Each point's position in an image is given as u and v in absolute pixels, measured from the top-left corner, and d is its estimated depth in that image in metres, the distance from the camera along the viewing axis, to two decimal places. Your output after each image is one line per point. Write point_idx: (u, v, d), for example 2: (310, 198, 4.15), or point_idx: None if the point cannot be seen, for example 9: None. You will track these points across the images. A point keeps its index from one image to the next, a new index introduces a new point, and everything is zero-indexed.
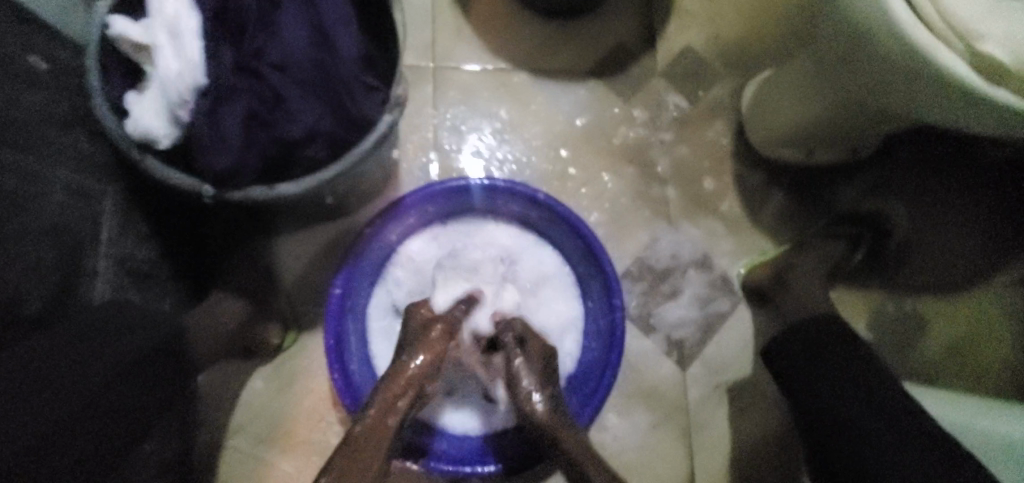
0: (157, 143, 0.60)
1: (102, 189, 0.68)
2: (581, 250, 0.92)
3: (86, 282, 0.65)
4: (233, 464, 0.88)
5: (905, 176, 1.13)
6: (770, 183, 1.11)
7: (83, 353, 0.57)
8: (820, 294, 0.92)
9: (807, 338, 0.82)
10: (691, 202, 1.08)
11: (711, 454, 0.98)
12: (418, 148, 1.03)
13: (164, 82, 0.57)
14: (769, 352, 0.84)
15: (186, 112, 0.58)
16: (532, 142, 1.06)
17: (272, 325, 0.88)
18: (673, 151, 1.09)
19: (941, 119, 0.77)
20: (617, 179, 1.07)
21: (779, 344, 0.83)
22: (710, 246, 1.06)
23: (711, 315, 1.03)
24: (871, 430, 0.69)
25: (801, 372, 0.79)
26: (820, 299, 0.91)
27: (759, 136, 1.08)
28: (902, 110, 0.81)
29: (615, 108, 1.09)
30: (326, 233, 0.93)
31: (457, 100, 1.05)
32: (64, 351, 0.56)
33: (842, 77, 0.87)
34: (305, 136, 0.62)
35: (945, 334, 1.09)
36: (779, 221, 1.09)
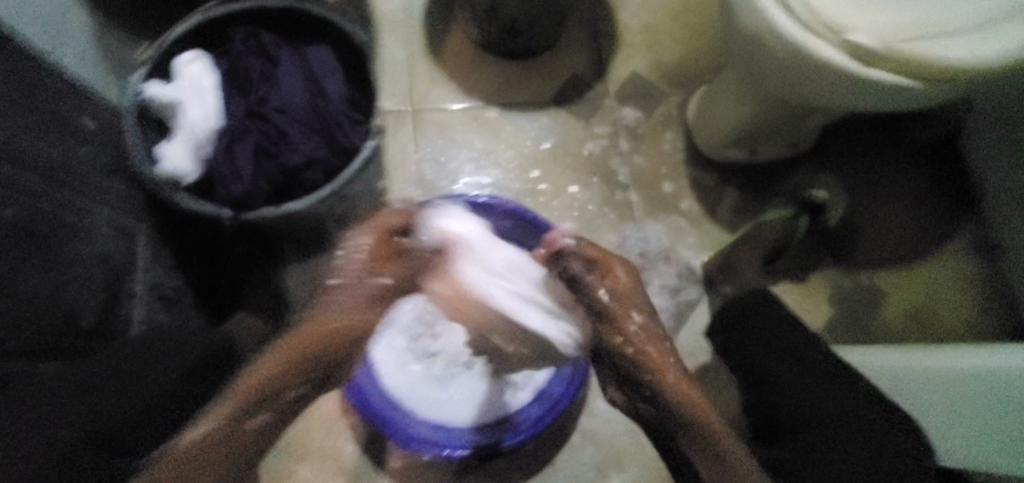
0: (183, 178, 0.73)
1: (137, 227, 0.82)
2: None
3: (126, 304, 0.78)
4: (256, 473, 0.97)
5: (843, 164, 1.26)
6: (723, 181, 1.23)
7: (152, 351, 0.67)
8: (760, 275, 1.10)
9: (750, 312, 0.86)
10: (652, 204, 1.20)
11: None
12: (405, 180, 1.17)
13: (191, 128, 0.73)
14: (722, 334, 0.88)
15: (206, 151, 0.74)
16: (505, 165, 1.20)
17: None
18: (631, 161, 1.23)
19: (837, 103, 0.92)
20: (584, 190, 1.20)
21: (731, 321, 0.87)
22: (674, 241, 1.18)
23: (681, 302, 1.15)
24: (801, 384, 0.73)
25: (751, 343, 0.82)
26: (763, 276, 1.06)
27: (705, 141, 1.22)
28: (807, 99, 0.96)
29: (576, 130, 1.24)
30: (328, 261, 1.04)
31: (436, 135, 1.20)
32: (137, 349, 0.66)
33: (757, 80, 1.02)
34: (303, 163, 0.76)
35: (902, 302, 1.18)
36: (734, 214, 1.21)
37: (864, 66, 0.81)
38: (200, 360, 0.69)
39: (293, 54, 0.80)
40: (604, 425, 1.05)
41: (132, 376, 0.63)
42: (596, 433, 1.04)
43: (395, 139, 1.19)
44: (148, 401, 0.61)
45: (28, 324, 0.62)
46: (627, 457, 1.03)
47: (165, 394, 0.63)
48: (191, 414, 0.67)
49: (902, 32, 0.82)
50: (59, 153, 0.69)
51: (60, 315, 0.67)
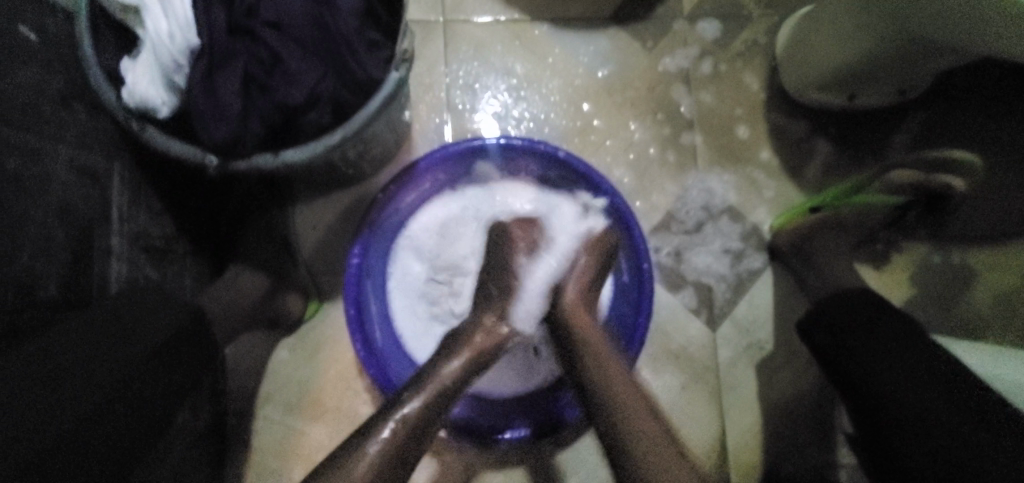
0: (157, 113, 0.57)
1: (107, 165, 0.68)
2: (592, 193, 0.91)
3: (99, 260, 0.66)
4: (266, 430, 0.90)
5: (963, 117, 1.03)
6: (813, 131, 1.03)
7: (115, 335, 0.60)
8: (841, 266, 0.89)
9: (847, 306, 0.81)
10: (720, 153, 1.02)
11: (742, 412, 0.96)
12: (431, 109, 0.98)
13: (156, 44, 0.55)
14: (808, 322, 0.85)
15: (182, 77, 0.56)
16: (550, 97, 1.01)
17: (295, 297, 0.89)
18: (700, 100, 1.03)
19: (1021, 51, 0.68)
20: (643, 131, 1.01)
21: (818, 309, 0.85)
22: (742, 198, 1.01)
23: (743, 272, 0.99)
24: (875, 373, 0.73)
25: (851, 335, 0.78)
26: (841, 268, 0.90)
27: (795, 82, 1.00)
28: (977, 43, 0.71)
29: (638, 55, 1.03)
30: (344, 200, 0.93)
31: (469, 55, 1.00)
32: (93, 334, 0.59)
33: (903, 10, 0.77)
34: (305, 101, 0.58)
35: (998, 286, 1.01)
36: (823, 174, 1.02)
37: None
38: (171, 331, 0.66)
39: None
40: None
41: (82, 378, 0.54)
42: None
43: (421, 57, 0.99)
44: (104, 399, 0.55)
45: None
46: None
47: (112, 386, 0.56)
48: (160, 406, 0.62)
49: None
50: None
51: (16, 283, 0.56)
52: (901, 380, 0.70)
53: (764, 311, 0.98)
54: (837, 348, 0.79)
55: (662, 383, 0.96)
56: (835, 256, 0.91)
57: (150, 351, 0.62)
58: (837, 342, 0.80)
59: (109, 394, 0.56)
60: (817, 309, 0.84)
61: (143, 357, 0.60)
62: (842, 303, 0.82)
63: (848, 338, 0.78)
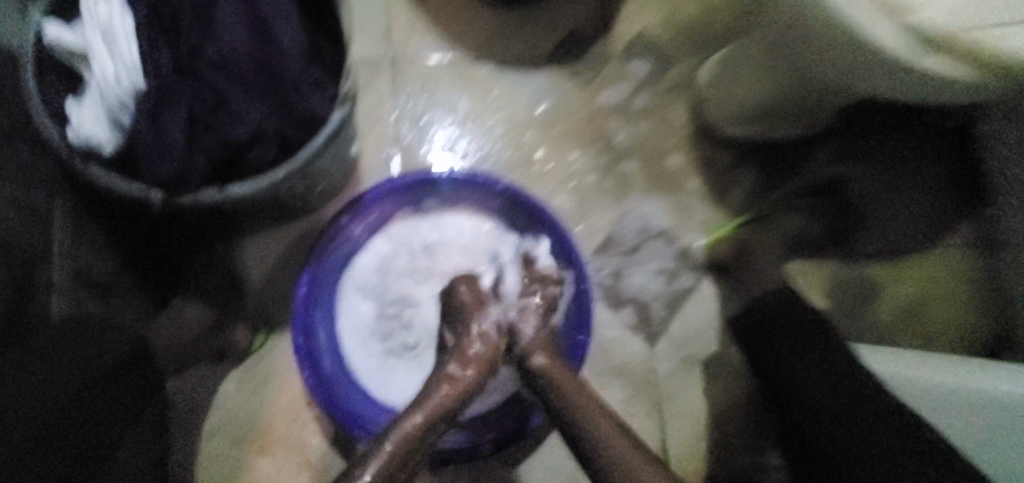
0: (100, 149, 0.60)
1: (49, 205, 0.73)
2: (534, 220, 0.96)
3: (44, 299, 0.71)
4: (215, 462, 0.90)
5: (864, 144, 1.13)
6: (737, 160, 1.13)
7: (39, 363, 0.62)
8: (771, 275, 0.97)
9: (790, 333, 0.84)
10: (653, 179, 1.10)
11: (683, 423, 1.01)
12: (380, 143, 1.02)
13: (102, 89, 0.57)
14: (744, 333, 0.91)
15: (127, 118, 0.59)
16: (495, 130, 1.07)
17: (241, 329, 0.90)
18: (634, 129, 1.11)
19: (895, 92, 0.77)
20: (583, 159, 1.08)
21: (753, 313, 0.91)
22: (675, 220, 1.09)
23: (678, 290, 1.06)
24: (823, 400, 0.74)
25: (790, 357, 0.82)
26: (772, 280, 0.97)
27: (716, 116, 1.10)
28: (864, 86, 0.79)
29: (576, 92, 1.10)
30: (291, 233, 0.94)
31: (417, 91, 1.05)
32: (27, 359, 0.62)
33: (803, 61, 0.86)
34: (249, 139, 0.62)
35: (905, 297, 1.11)
36: (747, 198, 1.11)
37: (921, 53, 0.66)
38: (128, 348, 0.73)
39: None
40: None
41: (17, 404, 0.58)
42: None
43: (369, 93, 1.04)
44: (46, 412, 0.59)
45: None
46: None
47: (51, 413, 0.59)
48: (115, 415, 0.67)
49: (987, 14, 0.66)
50: None
51: None
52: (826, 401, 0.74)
53: (699, 327, 1.05)
54: (784, 374, 0.81)
55: (607, 397, 1.01)
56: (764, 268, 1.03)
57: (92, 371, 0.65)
58: (776, 364, 0.83)
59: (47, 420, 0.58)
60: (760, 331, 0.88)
61: (82, 379, 0.63)
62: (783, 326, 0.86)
63: (789, 360, 0.82)
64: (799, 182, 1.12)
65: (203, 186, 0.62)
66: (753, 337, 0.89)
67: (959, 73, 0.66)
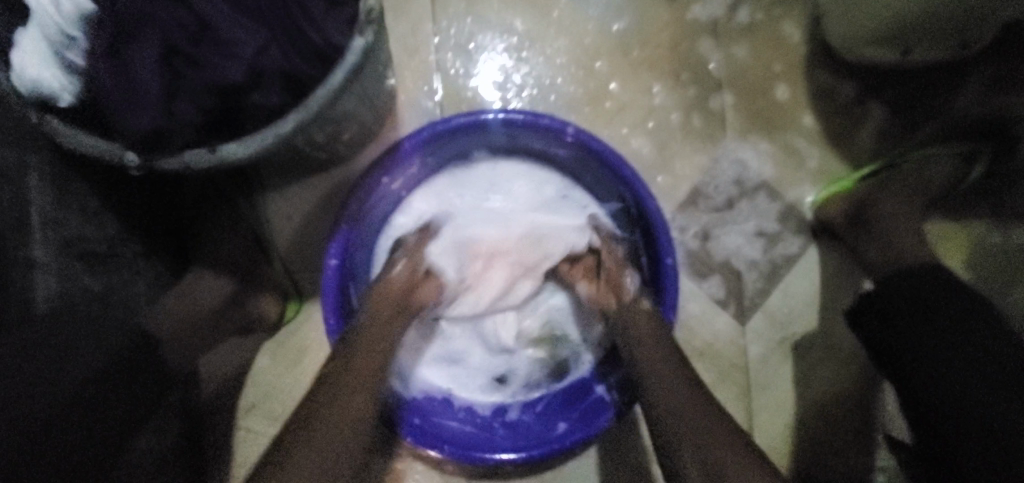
0: (54, 100, 0.46)
1: (21, 159, 0.57)
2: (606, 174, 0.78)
3: (29, 276, 0.56)
4: (247, 446, 0.81)
5: None
6: (866, 92, 0.89)
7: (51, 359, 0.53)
8: (912, 247, 0.77)
9: (911, 295, 0.69)
10: (753, 117, 0.88)
11: (776, 415, 0.86)
12: (418, 77, 0.84)
13: (38, 17, 0.44)
14: (855, 304, 0.73)
15: (79, 55, 0.46)
16: (557, 58, 0.86)
17: (267, 296, 0.78)
18: (731, 53, 0.88)
19: None
20: (667, 93, 0.87)
21: (886, 280, 0.72)
22: (778, 171, 0.88)
23: (778, 257, 0.87)
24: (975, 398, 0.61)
25: (910, 334, 0.67)
26: (911, 248, 0.77)
27: (842, 36, 0.85)
28: None
29: (658, 6, 0.88)
30: (320, 187, 0.81)
31: (461, 10, 0.85)
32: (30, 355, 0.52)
33: None
34: (247, 79, 0.47)
35: None
36: (875, 144, 0.89)
37: None
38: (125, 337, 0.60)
39: None
40: None
41: None
42: None
43: (404, 15, 0.84)
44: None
45: None
46: None
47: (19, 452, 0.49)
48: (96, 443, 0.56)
49: None
50: None
51: None
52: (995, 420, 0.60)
53: (801, 301, 0.87)
54: (911, 353, 0.67)
55: None
56: (902, 222, 0.80)
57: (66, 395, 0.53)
58: (903, 346, 0.67)
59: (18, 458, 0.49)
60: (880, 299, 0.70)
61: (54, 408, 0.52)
62: (918, 290, 0.69)
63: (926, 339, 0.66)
64: (942, 119, 0.89)
65: (186, 146, 0.48)
66: (859, 304, 0.72)
67: None
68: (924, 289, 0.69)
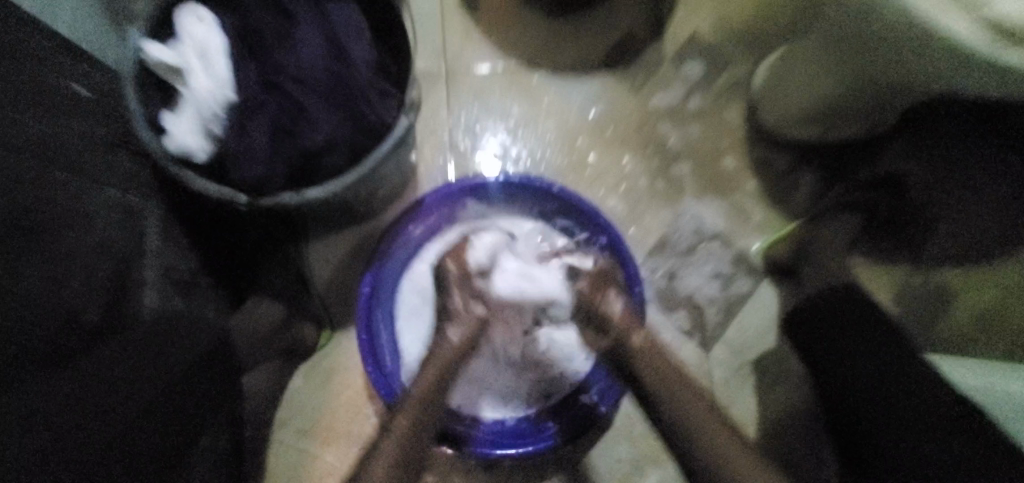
0: (193, 158, 0.64)
1: (143, 205, 0.74)
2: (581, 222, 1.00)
3: (136, 294, 0.69)
4: (281, 455, 0.94)
5: (940, 138, 1.07)
6: (799, 162, 1.09)
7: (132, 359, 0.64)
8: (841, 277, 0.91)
9: (849, 314, 0.84)
10: (706, 181, 1.08)
11: (739, 432, 0.99)
12: (435, 150, 1.06)
13: (198, 100, 0.63)
14: (798, 310, 0.89)
15: (219, 126, 0.64)
16: (547, 136, 1.08)
17: (308, 325, 0.95)
18: (685, 130, 1.10)
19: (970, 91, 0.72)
20: (636, 162, 1.09)
21: (814, 300, 0.88)
22: (729, 224, 1.07)
23: (733, 295, 1.04)
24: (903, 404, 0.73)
25: (851, 347, 0.81)
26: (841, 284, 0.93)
27: (773, 119, 1.07)
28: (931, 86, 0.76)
29: (626, 96, 1.11)
30: (353, 236, 0.99)
31: (470, 100, 1.08)
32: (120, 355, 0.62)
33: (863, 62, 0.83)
34: (326, 143, 0.66)
35: (978, 303, 1.05)
36: (808, 203, 1.08)
37: None
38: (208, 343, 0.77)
39: (313, 10, 0.68)
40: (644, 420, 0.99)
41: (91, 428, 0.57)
42: (634, 426, 0.99)
43: (425, 103, 1.07)
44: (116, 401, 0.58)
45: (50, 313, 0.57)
46: (665, 455, 0.98)
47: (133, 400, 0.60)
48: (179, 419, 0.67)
49: None
50: None
51: (63, 314, 0.57)
52: (908, 416, 0.73)
53: (755, 332, 1.02)
54: (843, 361, 0.81)
55: None
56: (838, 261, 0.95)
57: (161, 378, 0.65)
58: (843, 356, 0.81)
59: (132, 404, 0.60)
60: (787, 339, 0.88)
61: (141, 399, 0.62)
62: (856, 311, 0.84)
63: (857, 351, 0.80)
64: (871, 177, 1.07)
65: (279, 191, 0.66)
66: (806, 319, 0.87)
67: None
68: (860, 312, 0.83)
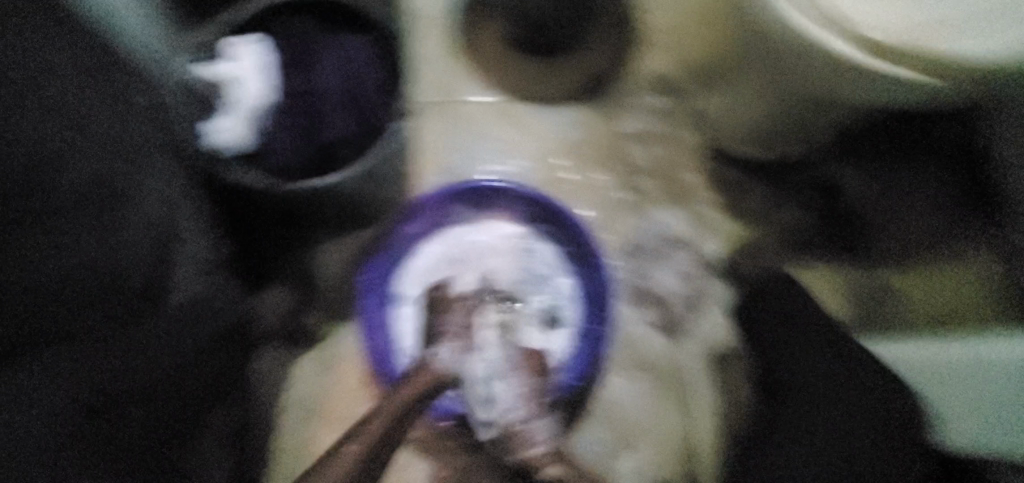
0: (231, 150, 0.86)
1: None
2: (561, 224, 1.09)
3: (173, 271, 0.84)
4: (282, 438, 1.03)
5: (871, 154, 1.23)
6: (751, 175, 1.24)
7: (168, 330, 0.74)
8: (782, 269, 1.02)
9: (775, 295, 0.94)
10: (669, 193, 1.23)
11: (704, 416, 1.08)
12: (430, 168, 1.22)
13: (246, 107, 0.85)
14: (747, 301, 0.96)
15: (255, 128, 0.86)
16: (528, 155, 1.24)
17: (315, 313, 1.06)
18: (649, 150, 1.26)
19: (865, 99, 0.88)
20: (607, 176, 1.23)
21: (756, 287, 0.96)
22: (690, 230, 1.20)
23: (697, 292, 1.15)
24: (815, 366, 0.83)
25: (782, 325, 0.89)
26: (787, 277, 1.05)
27: (725, 138, 1.23)
28: (838, 97, 0.92)
29: (597, 121, 1.27)
30: (357, 238, 1.08)
31: (462, 125, 1.25)
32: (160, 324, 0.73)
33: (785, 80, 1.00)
34: None
35: (920, 299, 1.16)
36: (759, 211, 1.22)
37: (877, 62, 0.79)
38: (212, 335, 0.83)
39: None
40: (617, 405, 1.08)
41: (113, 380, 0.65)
42: (609, 411, 1.08)
43: (422, 128, 1.24)
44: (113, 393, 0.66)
45: (85, 279, 0.67)
46: (637, 438, 1.07)
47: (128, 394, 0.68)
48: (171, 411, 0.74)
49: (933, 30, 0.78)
50: None
51: None
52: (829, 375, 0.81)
53: (719, 326, 1.13)
54: (777, 336, 0.89)
55: (633, 390, 1.09)
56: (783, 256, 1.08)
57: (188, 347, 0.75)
58: (769, 332, 0.91)
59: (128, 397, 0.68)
60: (749, 330, 0.94)
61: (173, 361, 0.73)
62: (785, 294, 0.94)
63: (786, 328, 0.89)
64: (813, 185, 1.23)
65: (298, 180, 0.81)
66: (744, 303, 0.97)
67: (912, 75, 0.79)
68: (790, 292, 0.92)
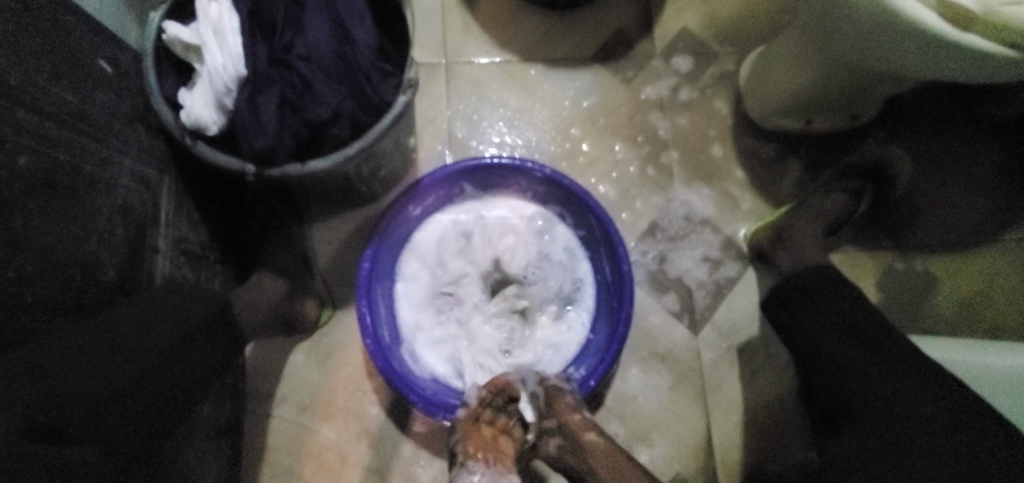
0: (206, 129, 0.70)
1: (160, 177, 0.79)
2: (573, 205, 1.01)
3: (150, 258, 0.76)
4: (281, 429, 0.97)
5: (915, 129, 1.13)
6: (784, 151, 1.14)
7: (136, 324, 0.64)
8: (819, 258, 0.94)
9: (811, 284, 0.84)
10: (694, 170, 1.13)
11: (727, 412, 1.02)
12: (434, 139, 1.11)
13: (212, 74, 0.68)
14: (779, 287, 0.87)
15: (230, 100, 0.69)
16: (541, 125, 1.13)
17: (309, 302, 0.96)
18: (674, 121, 1.14)
19: (934, 73, 0.76)
20: (627, 150, 1.13)
21: (791, 277, 0.87)
22: (716, 211, 1.11)
23: (722, 279, 1.07)
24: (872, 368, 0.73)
25: (817, 318, 0.80)
26: None
27: (759, 109, 1.12)
28: (901, 69, 0.80)
29: (617, 88, 1.15)
30: (355, 216, 1.05)
31: (468, 91, 1.13)
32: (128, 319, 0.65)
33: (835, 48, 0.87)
34: (331, 116, 0.70)
35: (961, 289, 1.08)
36: (792, 192, 1.12)
37: (960, 31, 0.67)
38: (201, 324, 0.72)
39: None
40: (634, 399, 1.02)
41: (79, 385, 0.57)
42: (626, 405, 1.02)
43: (426, 95, 1.12)
44: (67, 405, 0.55)
45: (41, 274, 0.60)
46: (654, 434, 1.01)
47: (89, 402, 0.56)
48: (146, 418, 0.62)
49: None
50: (76, 99, 0.66)
51: (78, 270, 0.65)
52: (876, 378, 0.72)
53: (742, 315, 1.06)
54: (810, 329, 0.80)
55: (651, 383, 1.03)
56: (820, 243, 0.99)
57: (167, 340, 0.65)
58: (803, 326, 0.81)
59: (89, 407, 0.56)
60: (780, 323, 0.86)
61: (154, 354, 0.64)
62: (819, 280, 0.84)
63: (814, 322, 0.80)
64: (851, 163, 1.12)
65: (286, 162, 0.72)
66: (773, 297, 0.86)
67: (1001, 49, 0.66)
68: (827, 280, 0.83)
